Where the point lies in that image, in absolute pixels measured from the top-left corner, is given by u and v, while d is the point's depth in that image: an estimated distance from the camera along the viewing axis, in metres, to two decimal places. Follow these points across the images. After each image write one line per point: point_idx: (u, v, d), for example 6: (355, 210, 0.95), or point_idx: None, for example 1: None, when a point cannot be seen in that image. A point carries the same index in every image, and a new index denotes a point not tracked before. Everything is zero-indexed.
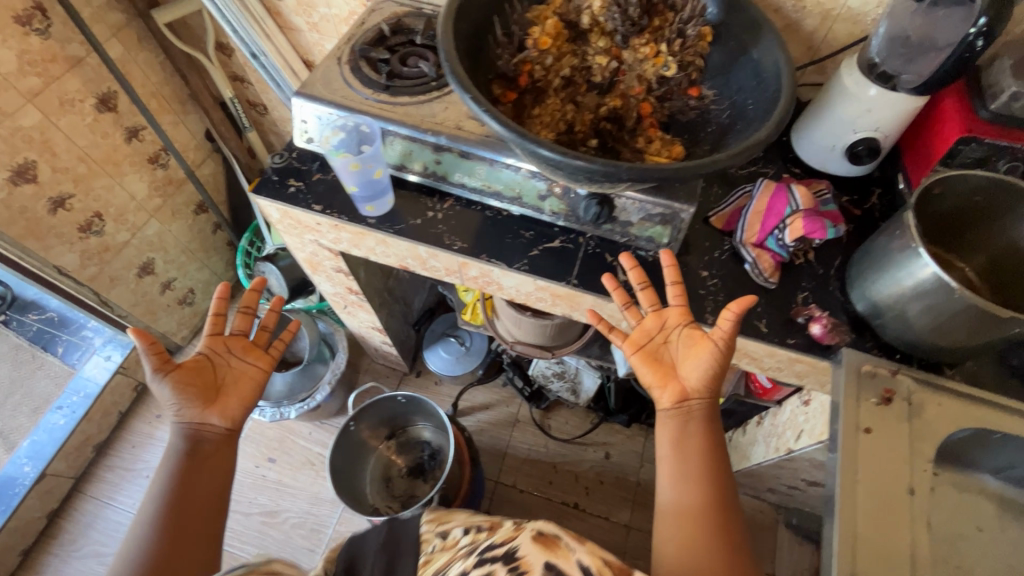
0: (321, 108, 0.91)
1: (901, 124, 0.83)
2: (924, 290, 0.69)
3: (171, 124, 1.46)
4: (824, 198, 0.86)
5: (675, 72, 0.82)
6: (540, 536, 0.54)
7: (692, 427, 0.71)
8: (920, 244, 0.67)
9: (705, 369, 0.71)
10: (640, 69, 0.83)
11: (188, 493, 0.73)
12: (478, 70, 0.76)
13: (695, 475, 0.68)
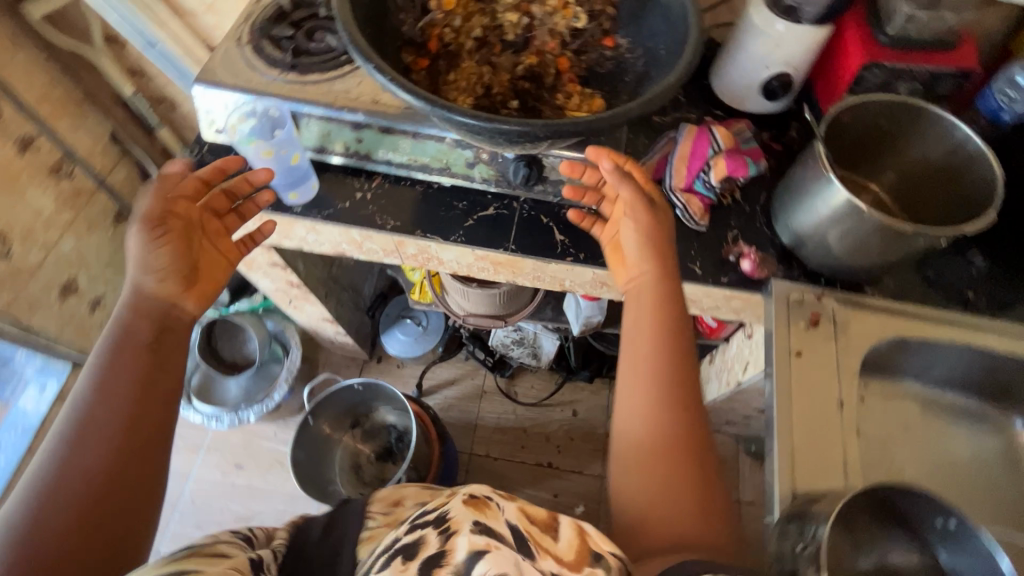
0: (228, 94, 0.86)
1: (809, 58, 0.85)
2: (839, 215, 0.72)
3: (70, 129, 1.35)
4: (744, 136, 0.88)
5: (588, 26, 0.82)
6: (471, 498, 0.51)
7: (649, 317, 0.68)
8: (829, 171, 0.70)
9: (636, 242, 0.72)
10: (551, 23, 0.83)
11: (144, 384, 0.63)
12: (387, 34, 0.72)
13: (657, 378, 0.64)
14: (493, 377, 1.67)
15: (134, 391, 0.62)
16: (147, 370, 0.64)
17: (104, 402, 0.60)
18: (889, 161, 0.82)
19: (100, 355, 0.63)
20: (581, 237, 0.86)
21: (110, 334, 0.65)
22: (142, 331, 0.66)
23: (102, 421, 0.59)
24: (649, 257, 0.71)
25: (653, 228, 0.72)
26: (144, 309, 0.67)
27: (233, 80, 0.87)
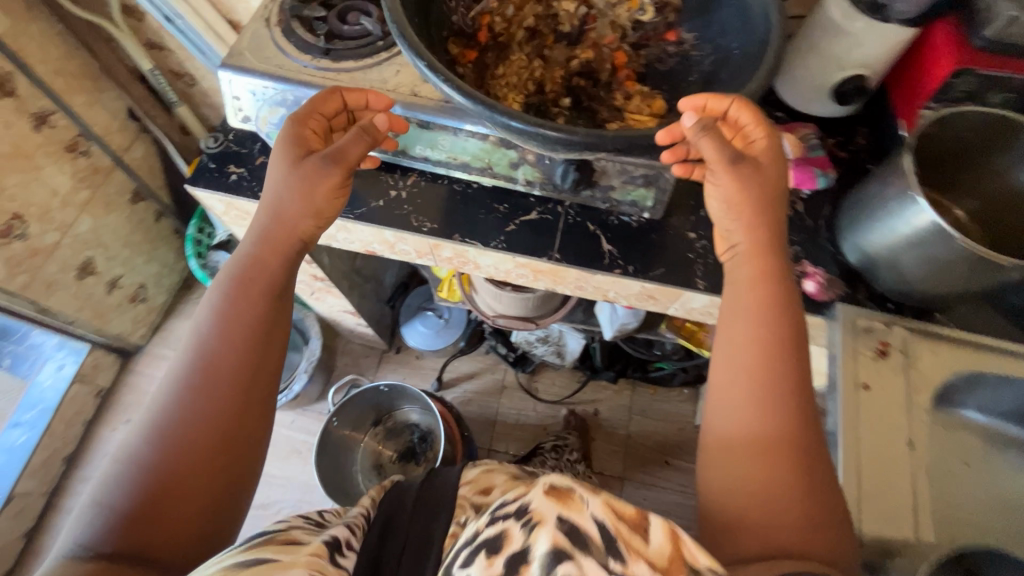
0: (260, 82, 0.81)
1: (890, 60, 0.78)
2: (923, 236, 0.65)
3: (85, 104, 1.29)
4: (811, 142, 0.82)
5: (649, 18, 0.75)
6: (553, 488, 0.39)
7: (751, 291, 0.58)
8: (916, 191, 0.64)
9: (721, 206, 0.63)
10: (613, 15, 0.76)
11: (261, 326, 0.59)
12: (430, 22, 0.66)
13: (762, 372, 0.53)
14: (514, 372, 1.63)
15: (251, 333, 0.58)
16: (263, 312, 0.60)
17: (221, 341, 0.57)
18: (973, 179, 0.75)
19: (224, 289, 0.61)
20: (630, 247, 0.80)
21: (234, 271, 0.63)
22: (262, 271, 0.63)
23: (215, 363, 0.56)
24: (755, 218, 0.61)
25: (751, 189, 0.60)
26: (269, 249, 0.64)
27: (263, 66, 0.81)
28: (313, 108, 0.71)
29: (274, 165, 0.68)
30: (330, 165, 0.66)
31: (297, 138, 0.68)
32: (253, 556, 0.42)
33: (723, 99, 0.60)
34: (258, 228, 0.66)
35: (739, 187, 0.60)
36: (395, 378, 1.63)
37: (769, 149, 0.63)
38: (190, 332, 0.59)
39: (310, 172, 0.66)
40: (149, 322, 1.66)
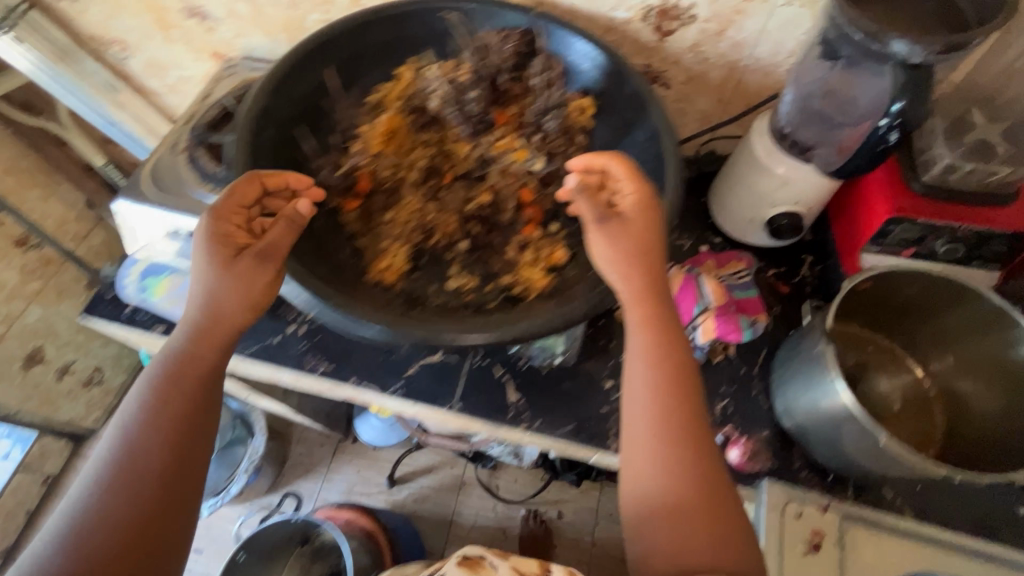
0: (153, 212, 0.77)
1: (823, 197, 0.71)
2: (837, 420, 0.59)
3: (39, 199, 1.30)
4: (742, 281, 0.76)
5: (545, 159, 0.68)
6: (465, 560, 0.58)
7: (639, 337, 0.53)
8: (837, 376, 0.57)
9: (607, 257, 0.55)
10: (503, 163, 0.69)
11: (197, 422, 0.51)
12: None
13: (656, 425, 0.50)
14: (474, 467, 1.54)
15: (176, 441, 0.49)
16: (196, 411, 0.51)
17: (134, 454, 0.48)
18: (928, 341, 0.69)
19: (151, 387, 0.51)
20: (542, 396, 0.73)
21: (165, 364, 0.52)
22: (197, 365, 0.52)
23: (137, 480, 0.47)
24: (639, 268, 0.54)
25: (637, 232, 0.55)
26: (202, 338, 0.53)
27: (161, 194, 0.78)
28: (242, 194, 0.56)
29: (202, 259, 0.54)
30: (259, 261, 0.54)
31: (217, 236, 0.54)
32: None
33: (600, 154, 0.57)
34: (192, 317, 0.53)
35: (621, 240, 0.55)
36: (349, 470, 1.55)
37: (643, 208, 0.55)
38: (107, 438, 0.49)
39: (245, 278, 0.53)
40: (104, 405, 1.62)
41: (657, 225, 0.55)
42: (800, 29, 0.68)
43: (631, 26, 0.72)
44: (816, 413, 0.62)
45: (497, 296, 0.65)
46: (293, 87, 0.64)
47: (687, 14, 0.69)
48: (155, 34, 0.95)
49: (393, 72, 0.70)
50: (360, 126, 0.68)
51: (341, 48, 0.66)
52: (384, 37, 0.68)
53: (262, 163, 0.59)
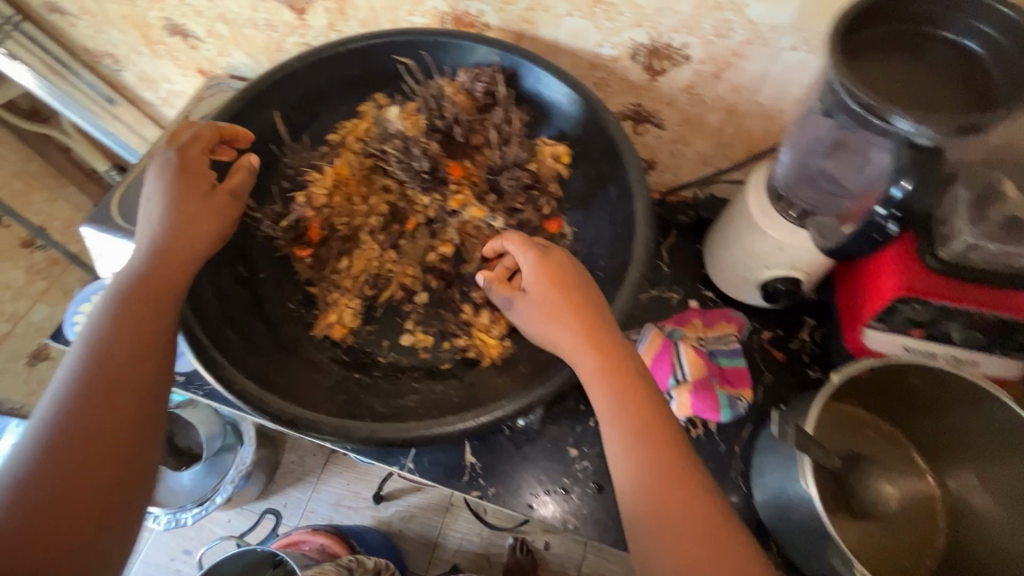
0: (120, 242, 0.76)
1: (824, 262, 0.64)
2: (812, 534, 0.52)
3: (45, 201, 1.32)
4: (729, 347, 0.69)
5: (504, 210, 0.63)
6: None
7: (599, 389, 0.47)
8: (810, 486, 0.52)
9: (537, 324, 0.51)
10: (461, 218, 0.63)
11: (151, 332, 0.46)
12: (237, 241, 0.60)
13: (642, 480, 0.42)
14: None
15: (148, 354, 0.45)
16: (160, 326, 0.46)
17: (103, 367, 0.43)
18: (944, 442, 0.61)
19: (119, 303, 0.46)
20: (501, 461, 0.68)
21: (130, 282, 0.47)
22: (167, 282, 0.48)
23: (108, 391, 0.42)
24: (574, 316, 0.49)
25: (556, 277, 0.51)
26: (167, 258, 0.49)
27: (130, 224, 0.77)
28: (201, 141, 0.55)
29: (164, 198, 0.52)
30: (232, 200, 0.55)
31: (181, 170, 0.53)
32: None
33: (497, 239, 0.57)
34: (153, 241, 0.49)
35: (546, 291, 0.51)
36: (338, 482, 1.54)
37: (545, 266, 0.52)
38: (72, 356, 0.44)
39: (211, 215, 0.53)
40: None
41: (563, 268, 0.52)
42: (807, 77, 0.60)
43: (618, 63, 0.65)
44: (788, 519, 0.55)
45: (452, 358, 0.61)
46: (242, 129, 0.60)
47: (679, 54, 0.62)
48: (142, 50, 0.93)
49: (358, 109, 0.66)
50: (310, 172, 0.64)
51: (298, 85, 0.62)
52: (350, 71, 0.64)
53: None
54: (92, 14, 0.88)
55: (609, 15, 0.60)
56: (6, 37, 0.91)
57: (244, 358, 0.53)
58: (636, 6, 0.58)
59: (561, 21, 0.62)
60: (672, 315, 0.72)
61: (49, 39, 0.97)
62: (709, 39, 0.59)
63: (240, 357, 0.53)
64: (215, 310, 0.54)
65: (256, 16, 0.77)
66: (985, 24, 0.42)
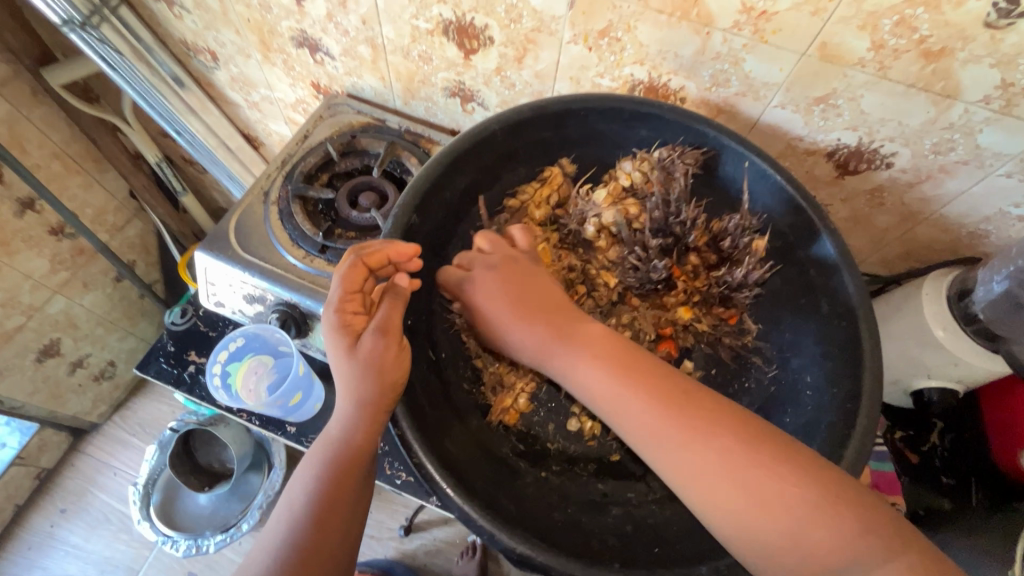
0: (238, 273, 0.69)
1: (991, 380, 0.64)
2: None
3: (81, 186, 1.19)
4: (877, 448, 0.69)
5: (711, 317, 0.61)
6: None
7: (575, 375, 0.50)
8: None
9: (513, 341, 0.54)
10: (654, 307, 0.61)
11: (340, 506, 0.45)
12: (423, 325, 0.56)
13: (651, 434, 0.45)
14: None
15: (338, 520, 0.45)
16: (354, 489, 0.47)
17: (299, 530, 0.44)
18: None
19: (321, 465, 0.47)
20: None
21: (331, 447, 0.47)
22: (359, 450, 0.47)
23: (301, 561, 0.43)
24: (536, 313, 0.54)
25: (515, 278, 0.55)
26: (361, 422, 0.47)
27: (250, 254, 0.70)
28: (349, 281, 0.48)
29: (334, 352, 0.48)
30: (382, 338, 0.47)
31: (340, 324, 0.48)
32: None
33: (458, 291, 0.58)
34: (344, 404, 0.48)
35: (506, 294, 0.54)
36: None
37: (508, 267, 0.56)
38: (277, 513, 0.46)
39: (365, 373, 0.46)
40: (111, 400, 1.53)
41: (525, 270, 0.56)
42: (1008, 201, 0.59)
43: (811, 157, 0.64)
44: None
45: (620, 449, 0.58)
46: (438, 195, 0.56)
47: (883, 160, 0.61)
48: (253, 54, 0.86)
49: (541, 171, 0.63)
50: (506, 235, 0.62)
51: (493, 148, 0.58)
52: (542, 134, 0.61)
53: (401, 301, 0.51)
54: (208, 11, 0.80)
55: (827, 115, 0.58)
56: (101, 20, 0.81)
57: (463, 471, 0.49)
58: (861, 111, 0.57)
59: (770, 110, 0.61)
60: None
61: (143, 26, 0.88)
62: (924, 152, 0.58)
63: (457, 473, 0.47)
64: (430, 418, 0.50)
65: (412, 46, 0.72)
66: None
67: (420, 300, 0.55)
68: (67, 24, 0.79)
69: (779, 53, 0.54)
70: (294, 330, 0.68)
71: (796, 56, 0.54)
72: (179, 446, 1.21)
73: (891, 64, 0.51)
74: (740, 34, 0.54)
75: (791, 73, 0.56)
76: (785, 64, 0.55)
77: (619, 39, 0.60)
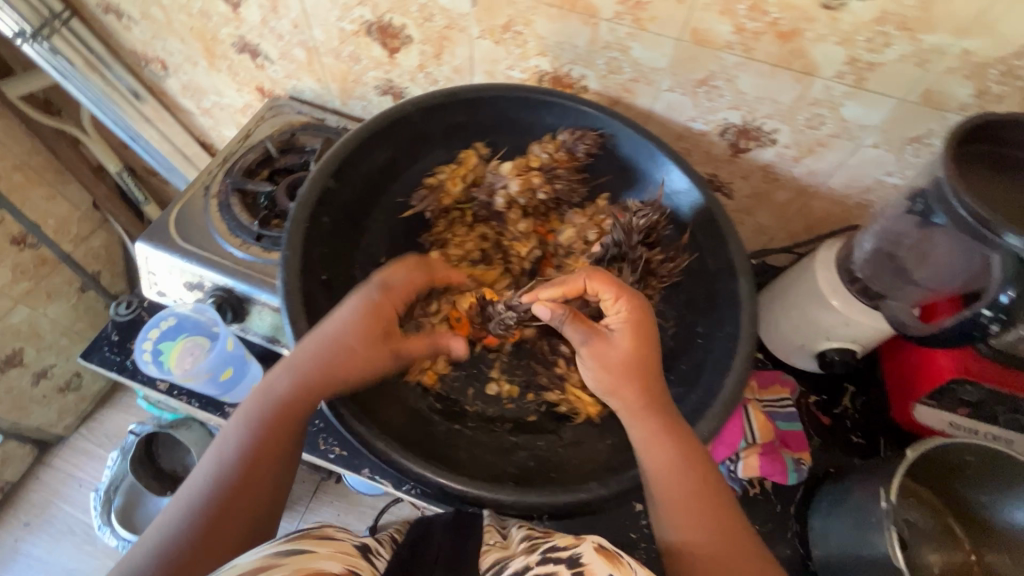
0: (176, 261, 0.73)
1: (882, 338, 0.68)
2: None
3: (44, 197, 1.23)
4: (786, 410, 0.73)
5: None
6: None
7: (655, 449, 0.49)
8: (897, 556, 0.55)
9: (616, 357, 0.51)
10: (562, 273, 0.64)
11: (269, 455, 0.48)
12: (341, 282, 0.57)
13: (685, 503, 0.47)
14: None
15: (268, 469, 0.47)
16: (287, 443, 0.49)
17: (229, 476, 0.46)
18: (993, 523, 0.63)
19: (252, 417, 0.48)
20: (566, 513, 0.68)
21: (267, 401, 0.49)
22: (296, 407, 0.49)
23: (227, 503, 0.45)
24: (641, 380, 0.51)
25: (643, 327, 0.52)
26: (304, 385, 0.49)
27: (189, 244, 0.74)
28: (411, 280, 0.55)
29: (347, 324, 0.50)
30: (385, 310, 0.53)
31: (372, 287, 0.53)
32: (295, 547, 0.44)
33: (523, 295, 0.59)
34: (295, 365, 0.49)
35: (631, 352, 0.51)
36: (328, 513, 1.46)
37: (637, 326, 0.52)
38: (209, 459, 0.48)
39: (375, 362, 0.50)
40: (77, 412, 1.54)
41: (653, 343, 0.52)
42: (881, 171, 0.65)
43: (706, 137, 0.70)
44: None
45: (537, 411, 0.61)
46: (354, 167, 0.59)
47: (767, 137, 0.66)
48: (200, 61, 0.91)
49: (457, 154, 0.67)
50: (422, 200, 0.65)
51: (408, 128, 0.62)
52: (456, 118, 0.64)
53: (314, 256, 0.54)
54: (154, 21, 0.85)
55: (710, 96, 0.64)
56: (52, 32, 0.86)
57: (377, 414, 0.54)
58: (739, 91, 0.62)
59: (661, 94, 0.66)
60: None
61: (95, 38, 0.92)
62: (800, 128, 0.64)
63: (372, 415, 0.53)
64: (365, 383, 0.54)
65: (342, 48, 0.77)
66: None
67: (341, 259, 0.58)
68: (20, 36, 0.83)
69: (659, 40, 0.60)
70: (231, 316, 0.71)
71: (673, 42, 0.60)
72: (140, 451, 1.23)
73: (754, 45, 0.57)
74: (622, 23, 0.60)
75: (673, 58, 0.61)
76: (665, 49, 0.61)
77: (521, 32, 0.66)
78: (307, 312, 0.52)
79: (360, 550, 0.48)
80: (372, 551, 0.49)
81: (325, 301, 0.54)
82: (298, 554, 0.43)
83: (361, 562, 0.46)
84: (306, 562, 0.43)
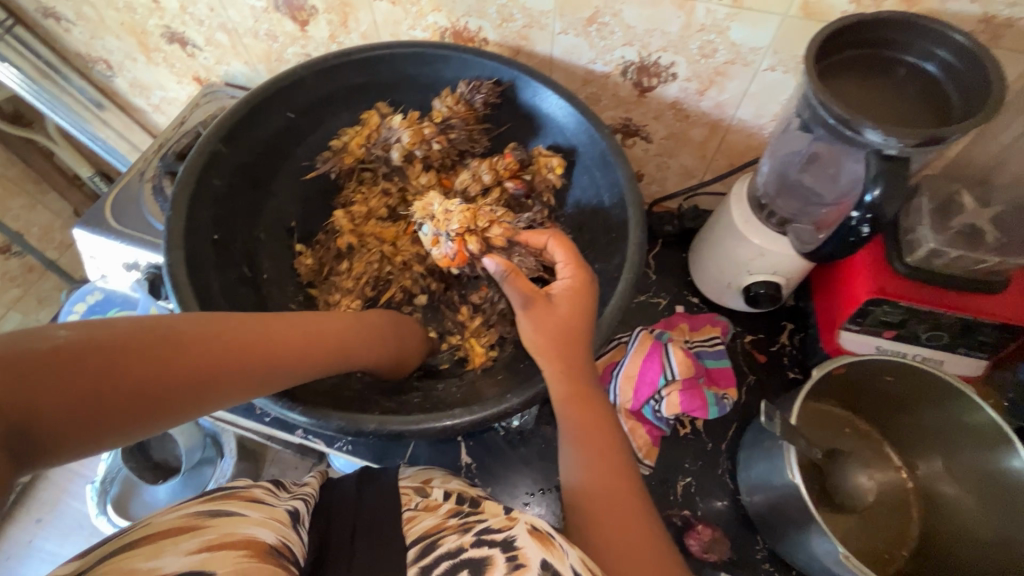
0: (113, 244, 0.75)
1: (802, 268, 0.66)
2: (799, 517, 0.56)
3: (23, 207, 1.28)
4: (715, 348, 0.72)
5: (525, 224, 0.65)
6: None
7: (567, 415, 0.50)
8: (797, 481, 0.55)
9: (558, 309, 0.51)
10: None
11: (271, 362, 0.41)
12: (238, 241, 0.60)
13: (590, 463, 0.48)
14: None
15: (265, 364, 0.40)
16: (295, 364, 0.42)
17: (238, 351, 0.38)
18: (917, 441, 0.64)
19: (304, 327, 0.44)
20: (496, 461, 0.70)
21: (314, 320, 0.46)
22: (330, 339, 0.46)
23: (222, 349, 0.37)
24: (570, 343, 0.50)
25: (584, 289, 0.52)
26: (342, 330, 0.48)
27: (123, 227, 0.76)
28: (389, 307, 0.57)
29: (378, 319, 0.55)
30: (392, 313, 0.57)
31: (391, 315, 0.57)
32: (214, 507, 0.37)
33: (540, 234, 0.57)
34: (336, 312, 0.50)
35: (568, 304, 0.51)
36: None
37: (575, 293, 0.52)
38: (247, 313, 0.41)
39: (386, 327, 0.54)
40: None
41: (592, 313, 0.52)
42: (783, 95, 0.64)
43: (610, 79, 0.69)
44: (776, 509, 0.60)
45: (450, 358, 0.64)
46: (247, 131, 0.60)
47: (667, 72, 0.66)
48: (138, 56, 0.94)
49: (362, 116, 0.68)
50: (325, 159, 0.67)
51: (304, 91, 0.63)
52: (354, 79, 0.65)
53: (203, 216, 0.56)
54: (88, 20, 0.88)
55: (603, 34, 0.64)
56: None
57: None
58: (628, 26, 0.62)
59: (556, 37, 0.66)
60: (660, 319, 0.76)
61: (40, 43, 0.95)
62: (695, 58, 0.63)
63: None
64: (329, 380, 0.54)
65: (258, 27, 0.79)
66: (943, 50, 0.47)
67: (240, 221, 0.60)
68: None
69: None
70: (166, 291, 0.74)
71: None
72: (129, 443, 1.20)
73: None
74: None
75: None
76: None
77: None
78: (190, 264, 0.52)
79: (288, 516, 0.41)
80: (300, 520, 0.42)
81: (213, 259, 0.56)
82: (224, 518, 0.36)
83: (291, 533, 0.39)
84: (234, 526, 0.36)
